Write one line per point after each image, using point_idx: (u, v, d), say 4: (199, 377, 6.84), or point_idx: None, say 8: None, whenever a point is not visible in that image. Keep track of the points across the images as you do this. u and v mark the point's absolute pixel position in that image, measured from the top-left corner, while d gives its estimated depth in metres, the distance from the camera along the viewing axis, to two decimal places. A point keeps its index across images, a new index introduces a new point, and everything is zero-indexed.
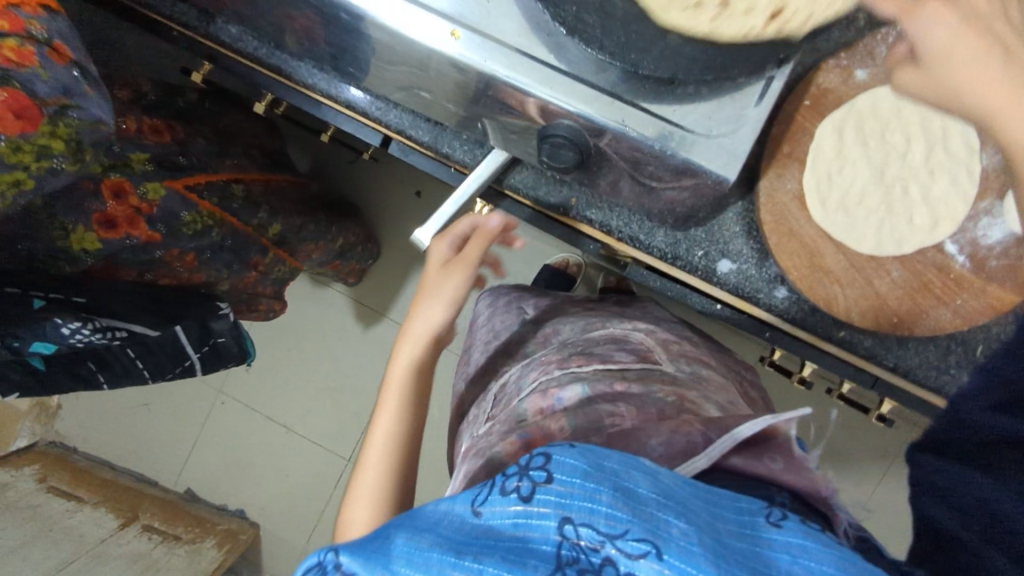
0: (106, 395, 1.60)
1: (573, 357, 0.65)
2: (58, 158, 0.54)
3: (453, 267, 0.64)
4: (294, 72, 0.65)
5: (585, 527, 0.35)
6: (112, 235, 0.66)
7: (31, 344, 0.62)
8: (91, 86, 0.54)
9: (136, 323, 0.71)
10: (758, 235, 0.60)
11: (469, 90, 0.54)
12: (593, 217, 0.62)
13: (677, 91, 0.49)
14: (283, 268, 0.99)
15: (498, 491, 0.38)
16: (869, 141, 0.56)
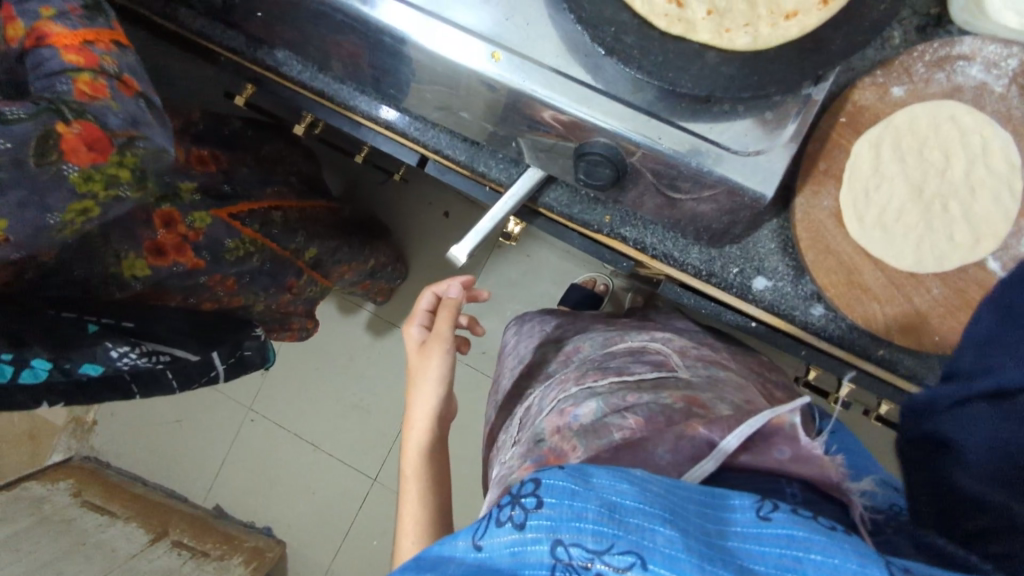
0: (140, 412, 1.64)
1: (590, 372, 0.65)
2: (125, 186, 0.54)
3: (430, 347, 0.68)
4: (337, 94, 0.66)
5: (577, 548, 0.36)
6: (161, 261, 0.69)
7: (80, 365, 0.64)
8: (156, 116, 0.53)
9: (179, 348, 0.74)
10: (794, 252, 0.60)
11: (502, 109, 0.55)
12: (627, 234, 0.62)
13: (713, 110, 0.50)
14: (316, 288, 1.01)
15: (495, 522, 0.40)
16: (908, 157, 0.55)
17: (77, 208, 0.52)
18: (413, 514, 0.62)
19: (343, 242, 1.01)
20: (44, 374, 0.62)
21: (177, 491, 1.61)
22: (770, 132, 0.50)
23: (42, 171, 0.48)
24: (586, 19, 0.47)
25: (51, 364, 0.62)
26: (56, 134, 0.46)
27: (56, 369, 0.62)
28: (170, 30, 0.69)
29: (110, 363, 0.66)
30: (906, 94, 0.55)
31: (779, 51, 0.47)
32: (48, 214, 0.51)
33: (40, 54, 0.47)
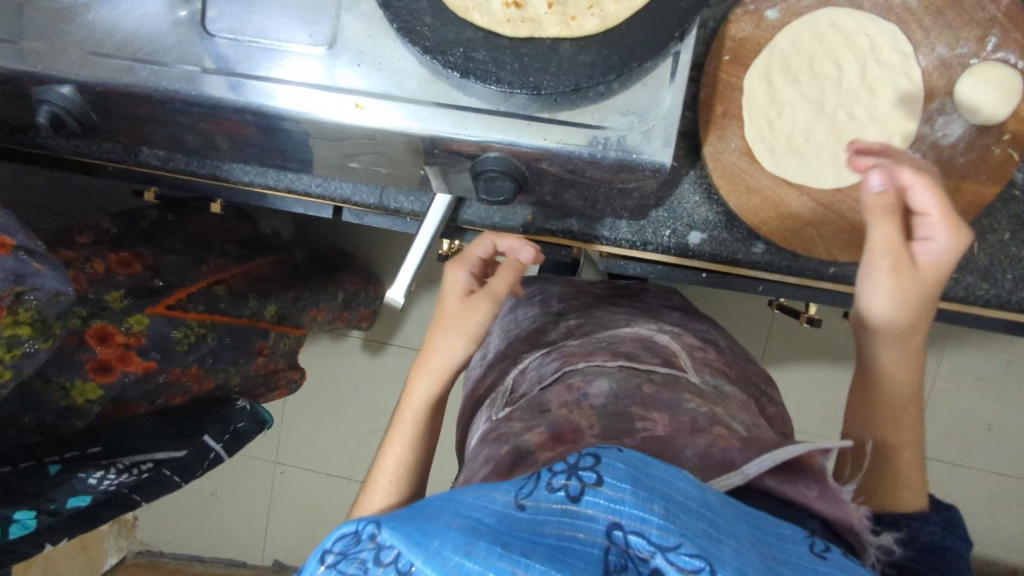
0: (176, 492, 1.66)
1: (598, 351, 0.62)
2: (29, 342, 0.48)
3: (474, 300, 0.55)
4: (231, 173, 0.65)
5: (636, 535, 0.32)
6: (110, 378, 0.64)
7: (67, 502, 0.62)
8: (41, 262, 0.50)
9: (160, 451, 0.70)
10: (719, 199, 0.59)
11: (390, 149, 0.54)
12: (554, 227, 0.62)
13: (587, 95, 0.49)
14: (289, 341, 1.00)
15: (544, 487, 0.35)
16: (800, 77, 0.54)
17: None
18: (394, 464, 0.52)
19: (300, 289, 0.99)
20: (33, 523, 0.60)
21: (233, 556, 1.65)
22: (652, 99, 0.49)
23: None
24: (432, 46, 0.46)
25: (33, 512, 0.60)
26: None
27: (43, 513, 0.60)
28: (51, 156, 0.68)
29: (94, 490, 0.64)
30: (781, 14, 0.53)
31: (633, 20, 0.45)
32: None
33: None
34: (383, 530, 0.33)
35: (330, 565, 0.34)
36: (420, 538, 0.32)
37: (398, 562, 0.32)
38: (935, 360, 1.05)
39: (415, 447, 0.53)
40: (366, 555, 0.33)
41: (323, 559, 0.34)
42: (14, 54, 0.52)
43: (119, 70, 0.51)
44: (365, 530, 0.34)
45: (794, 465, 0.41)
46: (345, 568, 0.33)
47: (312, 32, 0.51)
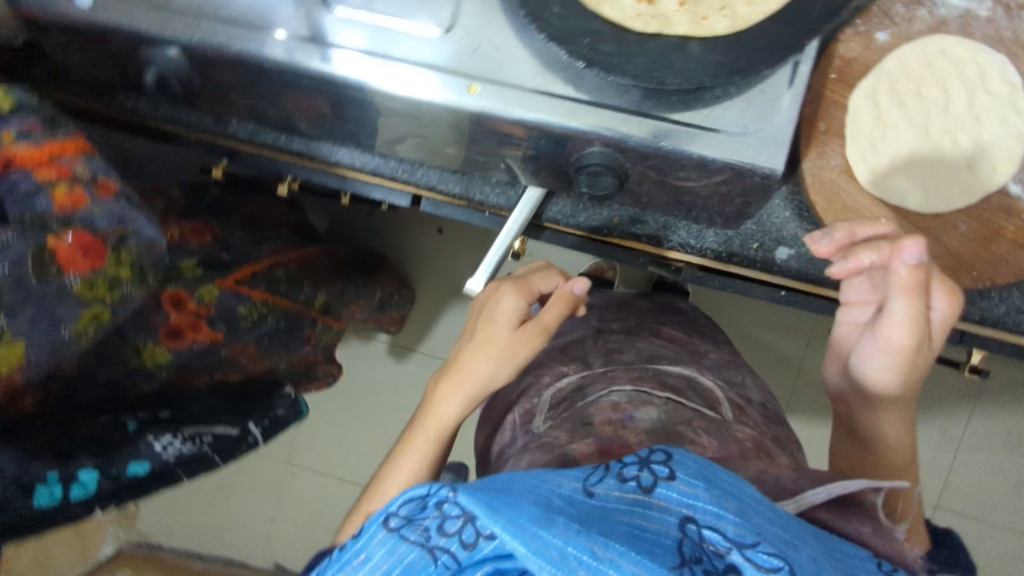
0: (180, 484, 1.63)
1: (645, 376, 0.60)
2: (127, 285, 0.51)
3: (528, 331, 0.54)
4: (317, 151, 0.65)
5: (711, 530, 0.32)
6: (180, 344, 0.65)
7: (128, 467, 0.60)
8: (139, 209, 0.52)
9: (219, 425, 0.70)
10: (810, 217, 0.58)
11: (473, 127, 0.52)
12: (639, 231, 0.62)
13: (705, 97, 0.49)
14: (330, 333, 0.98)
15: (616, 478, 0.36)
16: (907, 101, 0.54)
17: (90, 316, 0.49)
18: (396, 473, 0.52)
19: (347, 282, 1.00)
20: (93, 487, 0.58)
21: (231, 554, 1.61)
22: (765, 108, 0.49)
23: (45, 286, 0.46)
24: (558, 35, 0.46)
25: (97, 475, 0.58)
26: (48, 250, 0.46)
27: (104, 477, 0.59)
28: (137, 123, 0.68)
29: (156, 458, 0.62)
30: (892, 37, 0.54)
31: (761, 26, 0.46)
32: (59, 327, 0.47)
33: (8, 179, 0.47)
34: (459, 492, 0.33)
35: (396, 528, 0.36)
36: (496, 504, 0.32)
37: (461, 534, 0.34)
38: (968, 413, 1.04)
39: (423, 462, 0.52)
40: (430, 522, 0.35)
41: (388, 522, 0.37)
42: (135, 13, 0.53)
43: (233, 36, 0.52)
44: (431, 497, 0.36)
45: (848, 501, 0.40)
46: (409, 534, 0.36)
47: (431, 14, 0.51)
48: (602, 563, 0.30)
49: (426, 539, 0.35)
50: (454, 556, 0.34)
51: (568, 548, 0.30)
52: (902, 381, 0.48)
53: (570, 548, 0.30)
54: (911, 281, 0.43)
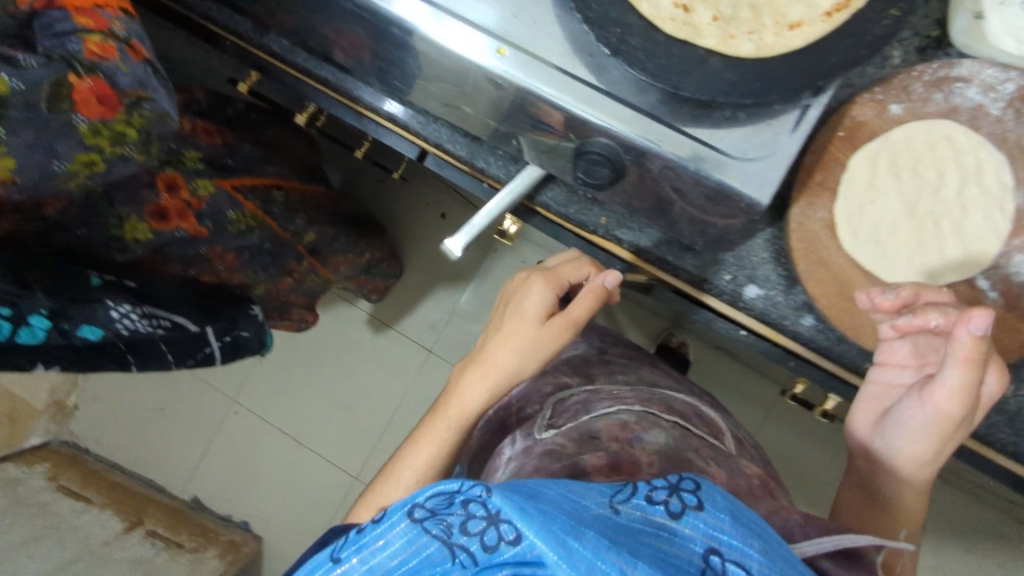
0: (121, 395, 1.60)
1: (652, 401, 0.66)
2: (129, 146, 0.54)
3: (556, 326, 0.59)
4: (340, 84, 0.67)
5: (734, 564, 0.34)
6: (164, 227, 0.68)
7: (80, 327, 0.66)
8: (163, 82, 0.54)
9: (177, 314, 0.76)
10: (786, 263, 0.60)
11: (504, 107, 0.56)
12: (622, 237, 0.63)
13: (714, 115, 0.51)
14: (317, 279, 1.00)
15: (644, 498, 0.38)
16: (903, 174, 0.56)
17: (83, 162, 0.52)
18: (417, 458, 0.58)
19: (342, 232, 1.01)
20: (41, 334, 0.63)
21: (151, 476, 1.59)
22: (767, 141, 0.51)
23: (51, 115, 0.48)
24: (593, 18, 0.48)
25: (48, 323, 0.63)
26: (66, 85, 0.47)
27: (55, 329, 0.64)
28: (177, 12, 0.69)
29: (107, 325, 0.67)
30: (904, 112, 0.56)
31: (784, 58, 0.47)
32: (54, 161, 0.50)
33: (49, 15, 0.47)
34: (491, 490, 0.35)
35: (420, 519, 0.38)
36: (529, 509, 0.33)
37: (484, 536, 0.34)
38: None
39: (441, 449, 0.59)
40: (453, 519, 0.37)
41: (414, 512, 0.39)
42: None
43: None
44: (460, 493, 0.38)
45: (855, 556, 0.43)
46: (432, 527, 0.37)
47: None
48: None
49: (447, 533, 0.36)
50: (472, 555, 0.35)
51: (597, 563, 0.31)
52: (933, 445, 0.53)
53: (598, 563, 0.31)
54: (972, 353, 0.47)
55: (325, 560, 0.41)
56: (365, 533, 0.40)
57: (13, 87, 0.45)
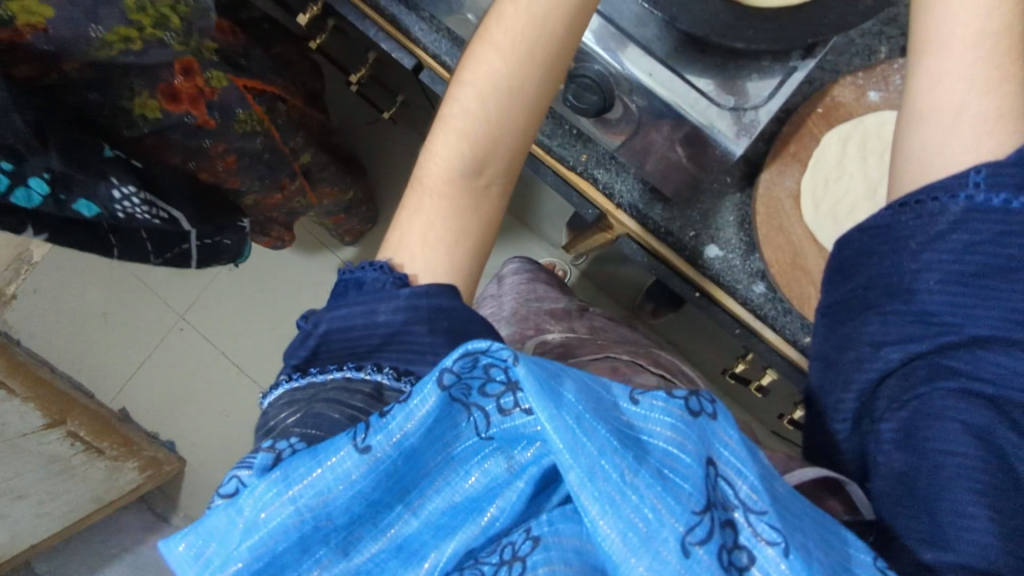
0: (47, 287, 1.43)
1: (639, 354, 0.72)
2: (169, 33, 0.58)
3: None
4: None
5: (726, 483, 0.32)
6: (174, 109, 0.63)
7: (76, 200, 0.64)
8: None
9: (174, 208, 0.75)
10: (749, 228, 0.63)
11: None
12: (598, 176, 0.64)
13: (705, 60, 0.53)
14: (299, 202, 0.94)
15: (666, 390, 0.34)
16: (869, 157, 0.59)
17: (120, 34, 0.55)
18: (465, 129, 0.49)
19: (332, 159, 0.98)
20: (35, 200, 0.62)
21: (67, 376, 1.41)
22: (748, 93, 0.54)
23: None
24: None
25: (48, 189, 0.62)
26: None
27: (51, 198, 0.63)
28: None
29: (104, 203, 0.66)
30: (881, 99, 0.59)
31: (779, 12, 0.50)
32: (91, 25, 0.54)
33: None
34: (516, 362, 0.31)
35: (449, 386, 0.33)
36: (545, 394, 0.31)
37: (501, 400, 0.34)
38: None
39: (491, 128, 0.49)
40: (473, 382, 0.34)
41: (442, 379, 0.33)
42: None
43: None
44: (485, 355, 0.33)
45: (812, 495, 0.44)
46: (456, 393, 0.33)
47: None
48: (624, 484, 0.31)
49: (462, 394, 0.34)
50: (485, 417, 0.34)
51: (599, 460, 0.31)
52: None
53: (600, 461, 0.31)
54: None
55: (340, 443, 0.33)
56: (390, 417, 0.33)
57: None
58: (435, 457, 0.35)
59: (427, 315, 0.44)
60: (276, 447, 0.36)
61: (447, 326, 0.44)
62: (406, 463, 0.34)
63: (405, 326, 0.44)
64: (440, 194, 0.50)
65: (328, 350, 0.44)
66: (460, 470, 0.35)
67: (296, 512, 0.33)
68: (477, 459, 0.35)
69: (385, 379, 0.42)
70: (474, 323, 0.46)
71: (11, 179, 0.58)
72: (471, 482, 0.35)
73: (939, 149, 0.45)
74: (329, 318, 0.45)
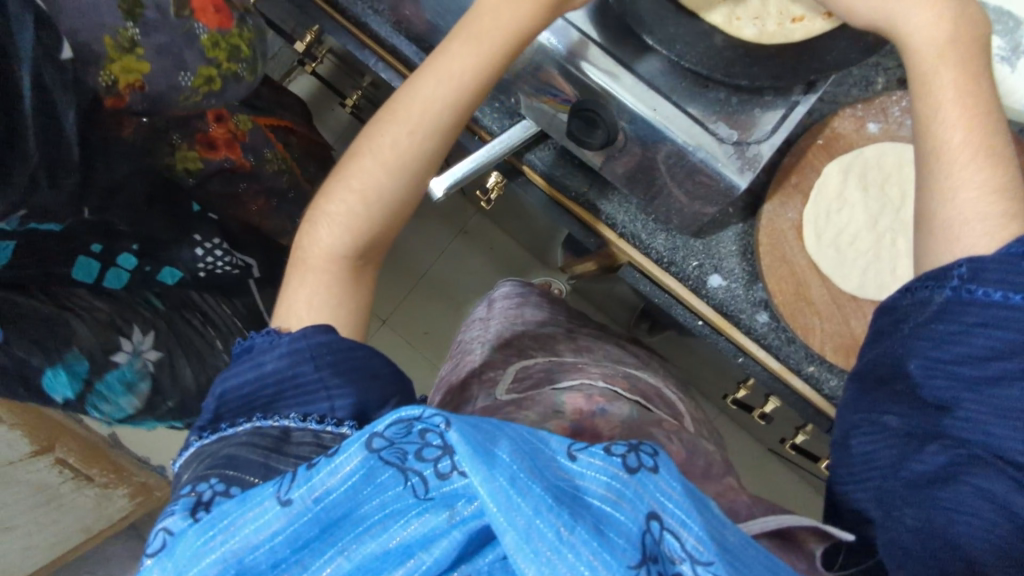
0: None
1: (617, 378, 0.70)
2: (239, 64, 0.67)
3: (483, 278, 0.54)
4: (351, 9, 0.67)
5: (672, 536, 0.31)
6: (212, 155, 0.75)
7: (161, 269, 0.71)
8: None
9: (250, 257, 0.81)
10: (751, 258, 0.63)
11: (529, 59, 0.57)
12: (602, 207, 0.64)
13: (709, 94, 0.54)
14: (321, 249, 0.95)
15: (602, 446, 0.33)
16: (869, 188, 0.59)
17: (204, 76, 0.64)
18: (349, 216, 0.54)
19: None
20: (125, 280, 0.68)
21: None
22: (752, 127, 0.53)
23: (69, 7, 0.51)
24: None
25: (136, 264, 0.69)
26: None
27: (139, 271, 0.69)
28: None
29: (183, 266, 0.73)
30: (880, 131, 0.59)
31: (781, 48, 0.50)
32: (181, 73, 0.62)
33: None
34: (448, 428, 0.32)
35: (377, 450, 0.33)
36: (477, 453, 0.31)
37: (438, 464, 0.32)
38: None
39: (372, 214, 0.55)
40: (408, 446, 0.33)
41: (369, 441, 0.33)
42: None
43: None
44: (419, 421, 0.34)
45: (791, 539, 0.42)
46: (387, 457, 0.33)
47: None
48: (561, 544, 0.29)
49: (397, 458, 0.33)
50: (423, 482, 0.32)
51: (535, 521, 0.29)
52: None
53: (536, 521, 0.29)
54: None
55: (265, 496, 0.33)
56: (315, 469, 0.33)
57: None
58: (366, 506, 0.33)
59: (313, 354, 0.47)
60: (196, 490, 0.38)
61: (330, 359, 0.48)
62: (330, 515, 0.33)
63: (292, 369, 0.47)
64: (321, 269, 0.54)
65: (225, 410, 0.45)
66: (397, 521, 0.33)
67: (219, 560, 0.32)
68: (413, 514, 0.32)
69: (291, 423, 0.43)
70: (356, 350, 0.49)
71: (101, 262, 0.66)
72: (410, 531, 0.32)
73: (922, 241, 0.48)
74: (223, 382, 0.47)
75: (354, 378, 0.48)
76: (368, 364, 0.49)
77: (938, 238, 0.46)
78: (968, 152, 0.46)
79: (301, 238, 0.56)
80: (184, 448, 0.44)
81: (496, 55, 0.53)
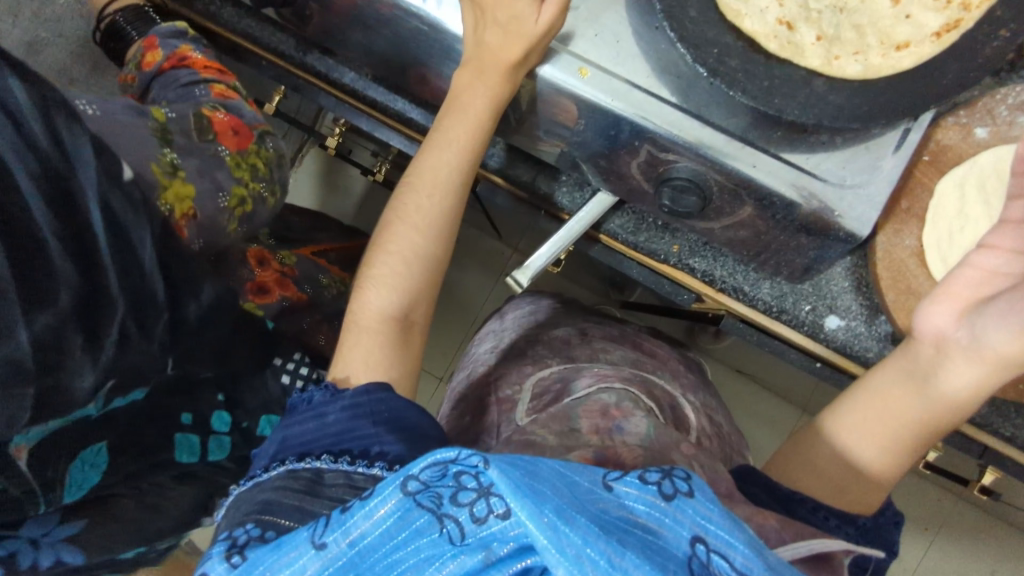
0: None
1: (633, 383, 0.64)
2: (263, 184, 0.63)
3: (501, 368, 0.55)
4: (390, 106, 0.64)
5: (720, 557, 0.30)
6: (269, 299, 0.72)
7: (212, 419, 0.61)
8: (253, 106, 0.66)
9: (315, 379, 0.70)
10: (868, 292, 0.58)
11: (604, 135, 0.51)
12: (695, 266, 0.60)
13: (809, 140, 0.48)
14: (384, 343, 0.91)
15: (636, 477, 0.34)
16: (993, 200, 0.54)
17: (237, 197, 0.59)
18: (394, 277, 0.56)
19: None
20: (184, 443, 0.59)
21: None
22: (864, 166, 0.48)
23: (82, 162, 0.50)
24: (688, 38, 0.45)
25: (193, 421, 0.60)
26: (208, 117, 0.60)
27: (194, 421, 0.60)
28: (212, 29, 0.66)
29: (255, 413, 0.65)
30: (989, 135, 0.55)
31: (890, 81, 0.46)
32: (217, 195, 0.57)
33: (178, 73, 0.65)
34: (488, 466, 0.31)
35: (413, 493, 0.33)
36: (525, 489, 0.30)
37: (473, 507, 0.32)
38: (926, 543, 1.17)
39: (415, 271, 0.56)
40: (444, 491, 0.33)
41: (405, 485, 0.33)
42: None
43: None
44: (454, 463, 0.33)
45: (824, 558, 0.41)
46: (423, 501, 0.33)
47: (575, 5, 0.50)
48: (613, 569, 0.28)
49: (434, 504, 0.33)
50: (459, 527, 0.32)
51: (585, 549, 0.29)
52: None
53: (586, 549, 0.29)
54: None
55: (301, 542, 0.34)
56: (349, 513, 0.34)
57: (168, 115, 0.57)
58: (402, 551, 0.33)
59: (369, 409, 0.47)
60: (233, 536, 0.40)
61: (387, 416, 0.47)
62: (368, 560, 0.33)
63: (351, 422, 0.47)
64: (373, 330, 0.55)
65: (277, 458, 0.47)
66: (432, 563, 0.32)
67: None
68: (448, 555, 0.32)
69: (324, 464, 0.45)
70: (410, 411, 0.48)
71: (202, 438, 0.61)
72: (445, 574, 0.32)
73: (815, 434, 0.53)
74: (284, 430, 0.48)
75: (408, 437, 0.46)
76: (420, 424, 0.48)
77: (822, 455, 0.52)
78: (886, 432, 0.50)
79: (352, 304, 0.57)
80: (244, 480, 0.47)
81: (485, 123, 0.53)
